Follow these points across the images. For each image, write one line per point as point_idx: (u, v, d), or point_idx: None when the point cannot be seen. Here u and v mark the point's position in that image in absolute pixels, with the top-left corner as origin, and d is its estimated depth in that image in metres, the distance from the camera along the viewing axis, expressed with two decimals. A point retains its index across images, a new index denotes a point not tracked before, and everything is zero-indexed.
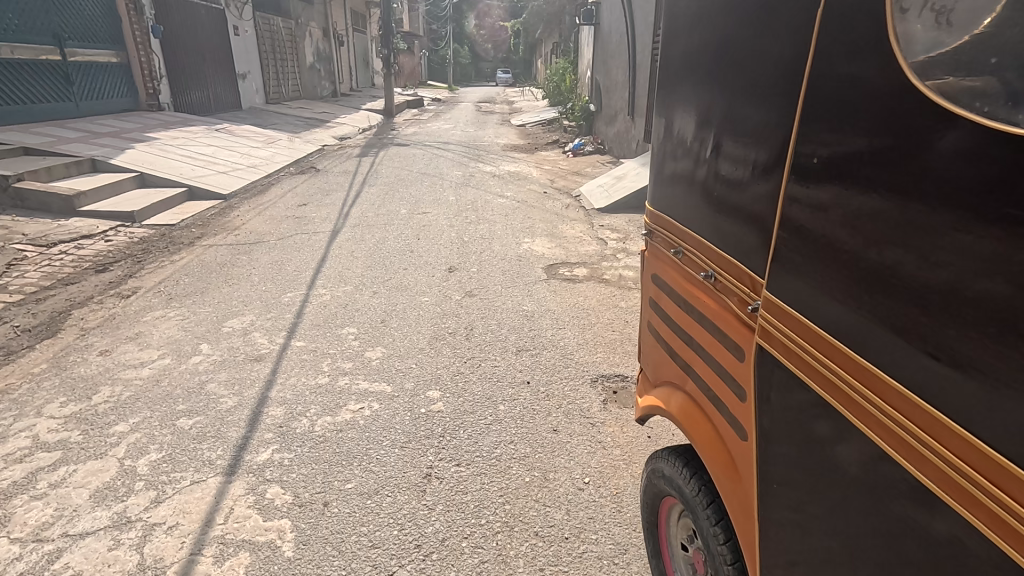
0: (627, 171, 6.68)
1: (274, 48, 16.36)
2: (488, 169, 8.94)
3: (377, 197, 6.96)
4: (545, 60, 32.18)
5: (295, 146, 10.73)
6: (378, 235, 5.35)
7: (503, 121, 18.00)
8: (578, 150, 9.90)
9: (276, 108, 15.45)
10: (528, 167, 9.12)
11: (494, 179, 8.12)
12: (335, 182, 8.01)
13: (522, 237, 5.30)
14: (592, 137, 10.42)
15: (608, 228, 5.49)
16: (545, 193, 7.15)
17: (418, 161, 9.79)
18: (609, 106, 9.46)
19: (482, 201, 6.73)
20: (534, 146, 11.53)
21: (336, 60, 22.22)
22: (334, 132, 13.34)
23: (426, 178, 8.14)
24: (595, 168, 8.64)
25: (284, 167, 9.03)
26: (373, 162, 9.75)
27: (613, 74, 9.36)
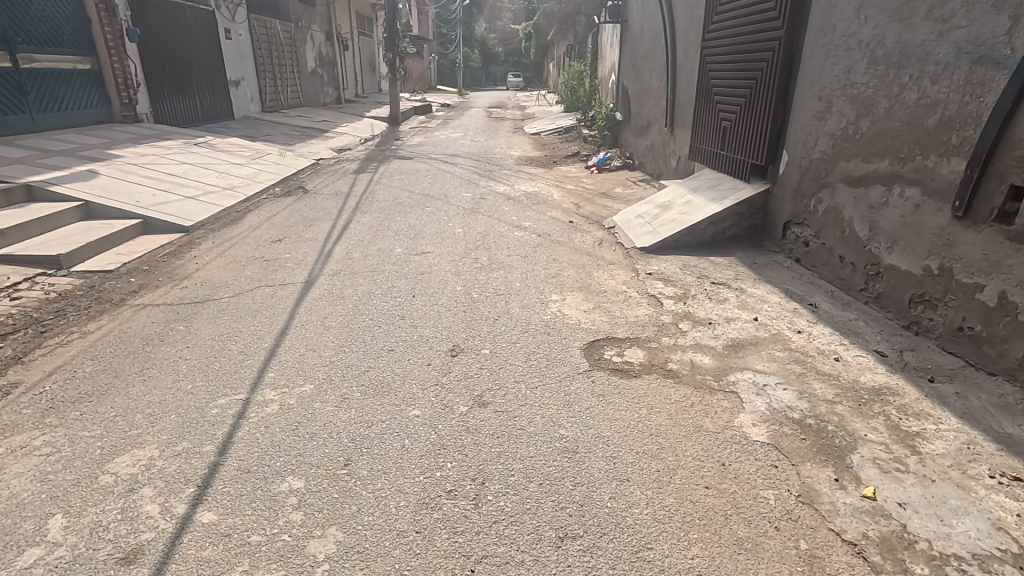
0: (675, 200, 5.38)
1: (272, 53, 15.33)
2: (501, 190, 7.73)
3: (369, 229, 5.78)
4: (556, 64, 31.09)
5: (285, 162, 9.60)
6: (361, 289, 4.16)
7: (516, 129, 16.84)
8: (604, 166, 8.66)
9: (272, 116, 14.38)
10: (548, 187, 7.89)
11: (509, 203, 6.91)
12: (323, 207, 6.85)
13: (547, 291, 4.09)
14: (620, 150, 9.15)
15: (659, 279, 4.25)
16: (571, 223, 5.92)
17: (421, 179, 8.61)
18: (641, 115, 8.21)
19: (495, 235, 5.53)
20: (551, 159, 10.30)
21: (340, 64, 21.16)
22: (332, 144, 12.21)
23: (430, 202, 6.96)
24: (626, 189, 7.39)
25: (267, 188, 7.88)
26: (370, 180, 8.58)
27: (645, 79, 8.11)
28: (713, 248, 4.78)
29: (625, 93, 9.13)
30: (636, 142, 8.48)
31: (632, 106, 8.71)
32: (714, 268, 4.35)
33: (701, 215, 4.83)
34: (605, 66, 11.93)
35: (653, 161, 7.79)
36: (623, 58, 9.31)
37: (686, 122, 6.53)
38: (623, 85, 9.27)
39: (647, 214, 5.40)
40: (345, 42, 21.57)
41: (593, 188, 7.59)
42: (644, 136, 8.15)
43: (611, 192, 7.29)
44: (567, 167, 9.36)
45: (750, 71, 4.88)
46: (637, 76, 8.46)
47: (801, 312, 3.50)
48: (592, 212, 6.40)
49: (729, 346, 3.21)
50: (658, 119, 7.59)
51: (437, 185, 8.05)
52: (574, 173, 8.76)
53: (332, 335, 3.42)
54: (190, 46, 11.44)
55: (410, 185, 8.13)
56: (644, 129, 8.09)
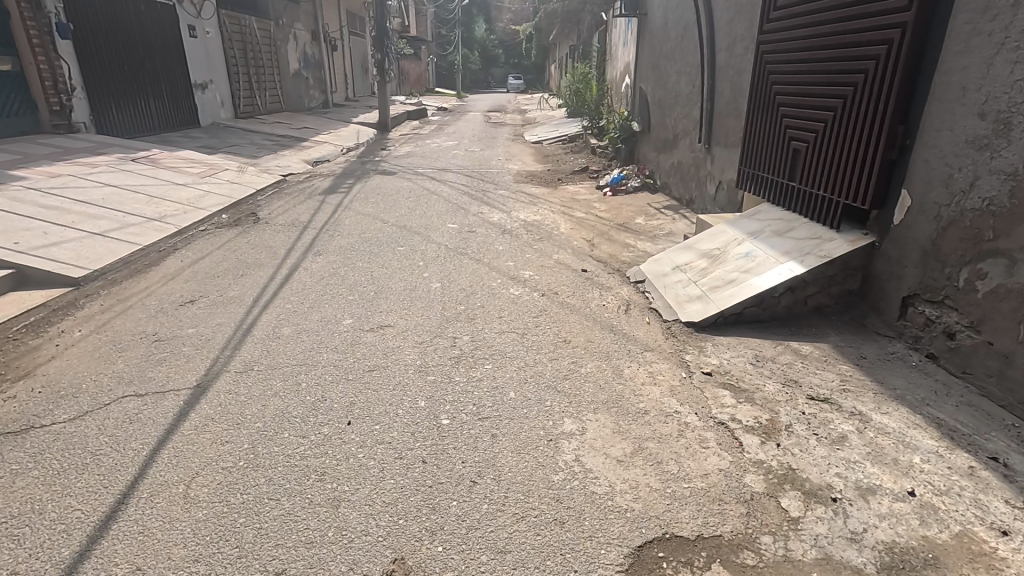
0: (730, 250, 3.95)
1: (247, 53, 13.97)
2: (494, 219, 6.30)
3: (318, 282, 4.37)
4: (559, 65, 29.71)
5: (242, 179, 8.19)
6: (273, 403, 2.75)
7: (517, 136, 15.45)
8: (618, 187, 7.25)
9: (244, 123, 12.98)
10: (552, 215, 6.44)
11: (504, 239, 5.48)
12: (269, 244, 5.44)
13: (555, 411, 2.67)
14: (638, 167, 7.70)
15: (724, 388, 2.82)
16: (584, 274, 4.49)
17: (399, 202, 7.19)
18: (666, 126, 6.79)
19: (484, 294, 4.11)
20: (555, 175, 8.85)
21: (327, 65, 19.73)
22: (307, 156, 10.81)
23: (404, 238, 5.53)
24: (649, 219, 5.95)
25: (211, 215, 6.48)
26: (339, 203, 7.19)
27: (671, 82, 6.68)
28: (792, 328, 3.34)
29: (645, 99, 7.66)
30: (661, 158, 7.02)
31: (654, 115, 7.25)
32: (805, 368, 2.93)
33: (776, 277, 3.40)
34: (616, 69, 10.50)
35: (681, 184, 6.34)
36: (641, 58, 7.85)
37: (732, 138, 5.08)
38: (642, 90, 7.81)
39: (691, 269, 3.97)
40: (333, 41, 20.14)
41: (608, 217, 6.16)
42: (670, 151, 6.70)
43: (630, 224, 5.85)
44: (573, 186, 7.92)
45: (841, 74, 3.45)
46: (661, 80, 7.00)
47: (988, 483, 2.08)
48: (610, 255, 4.96)
49: (887, 567, 1.79)
50: (689, 133, 6.14)
51: (417, 211, 6.64)
52: (583, 196, 7.32)
53: (188, 526, 1.99)
54: (143, 45, 10.07)
55: (384, 210, 6.72)
56: (671, 144, 6.63)
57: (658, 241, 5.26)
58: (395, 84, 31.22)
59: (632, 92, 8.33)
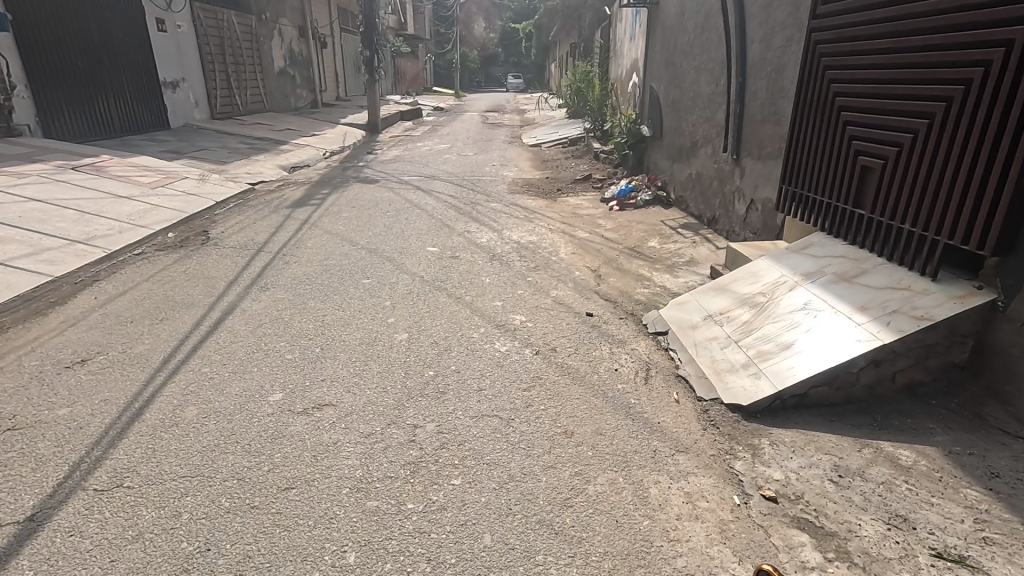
0: (778, 299, 3.05)
1: (224, 49, 13.05)
2: (483, 240, 5.40)
3: (253, 332, 3.46)
4: (559, 64, 28.70)
5: (202, 189, 7.28)
6: (128, 557, 1.84)
7: (514, 138, 14.53)
8: (626, 201, 6.34)
9: (220, 125, 12.05)
10: (550, 235, 5.53)
11: (492, 269, 4.57)
12: (211, 274, 4.53)
13: (548, 573, 1.77)
14: (649, 177, 6.77)
15: (799, 529, 1.91)
16: (589, 320, 3.58)
17: (376, 217, 6.28)
18: (682, 131, 5.88)
19: (461, 351, 3.21)
20: (555, 185, 7.93)
21: (316, 63, 18.79)
22: (284, 162, 9.91)
23: (373, 266, 4.63)
24: (664, 242, 5.04)
25: (154, 233, 5.57)
26: (307, 218, 6.28)
27: (688, 80, 5.77)
28: (878, 416, 2.43)
29: (657, 100, 6.72)
30: (677, 167, 6.09)
31: (668, 118, 6.33)
32: (911, 492, 2.02)
33: (853, 343, 2.49)
34: (622, 66, 9.57)
35: (703, 199, 5.42)
36: (652, 53, 6.93)
37: (771, 148, 4.15)
38: (653, 90, 6.87)
39: (730, 323, 3.07)
40: (322, 38, 19.19)
41: (616, 239, 5.26)
42: (688, 161, 5.77)
43: (642, 248, 4.94)
44: (575, 199, 7.01)
45: (927, 83, 2.63)
46: (676, 78, 6.07)
47: None
48: (620, 291, 4.04)
49: None
50: (712, 140, 5.22)
51: (395, 229, 5.74)
52: (585, 210, 6.41)
53: None
54: (102, 39, 9.16)
55: (356, 227, 5.81)
56: (690, 152, 5.70)
57: (678, 272, 4.35)
58: (390, 84, 30.27)
59: (641, 92, 7.40)
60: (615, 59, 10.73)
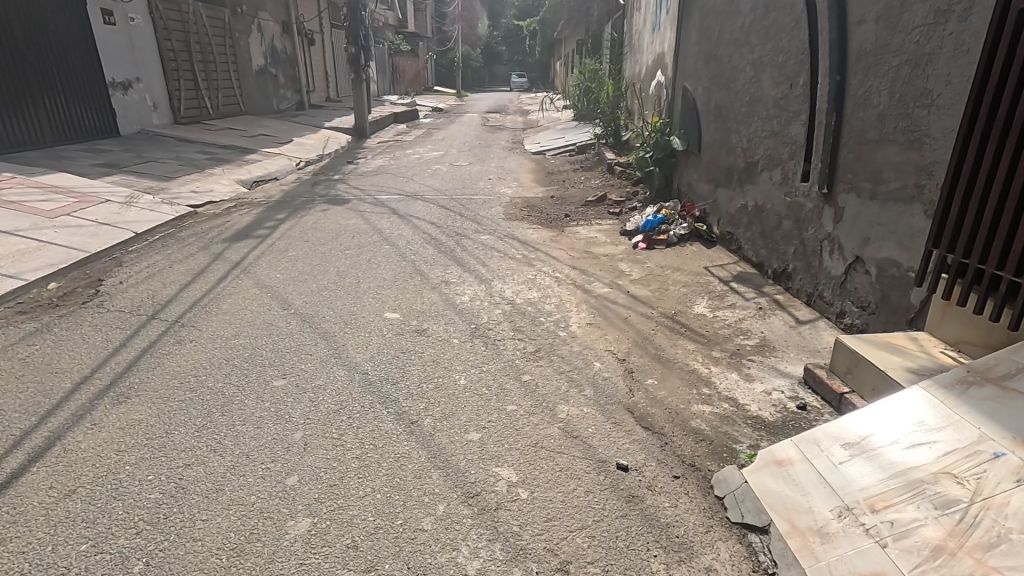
0: (989, 498, 1.59)
1: (190, 45, 11.66)
2: (464, 298, 3.95)
3: (49, 511, 2.03)
4: (565, 61, 27.24)
5: (125, 215, 5.89)
6: None
7: (516, 144, 13.09)
8: (656, 238, 4.91)
9: (182, 131, 10.65)
10: (555, 289, 4.09)
11: (471, 356, 3.12)
12: (60, 362, 3.11)
13: None
14: (682, 204, 5.32)
15: None
16: (622, 483, 2.15)
17: (330, 257, 4.86)
18: (732, 147, 4.44)
19: (395, 572, 1.78)
20: (561, 208, 6.48)
21: (301, 61, 17.35)
22: (245, 176, 8.51)
23: (299, 351, 3.19)
24: (716, 309, 3.59)
25: (25, 285, 4.17)
26: (241, 259, 4.86)
27: (741, 79, 4.32)
28: None
29: (693, 105, 5.25)
30: (724, 194, 4.63)
31: (710, 130, 4.89)
32: None
33: None
34: (641, 63, 8.10)
35: (766, 242, 3.97)
36: (685, 47, 5.45)
37: (897, 184, 2.70)
38: (686, 92, 5.41)
39: (899, 545, 1.58)
40: (308, 33, 17.72)
41: (647, 300, 3.81)
42: (741, 188, 4.32)
43: (687, 318, 3.49)
44: (587, 229, 5.56)
45: None
46: (724, 77, 4.60)
47: None
48: (666, 410, 2.60)
49: None
50: (781, 163, 3.76)
51: (348, 279, 4.30)
52: (602, 249, 4.95)
53: None
54: (26, 32, 7.78)
55: (299, 276, 4.40)
56: (746, 177, 4.24)
57: (749, 369, 2.90)
58: (387, 83, 28.86)
59: (670, 94, 5.92)
60: (630, 55, 9.24)
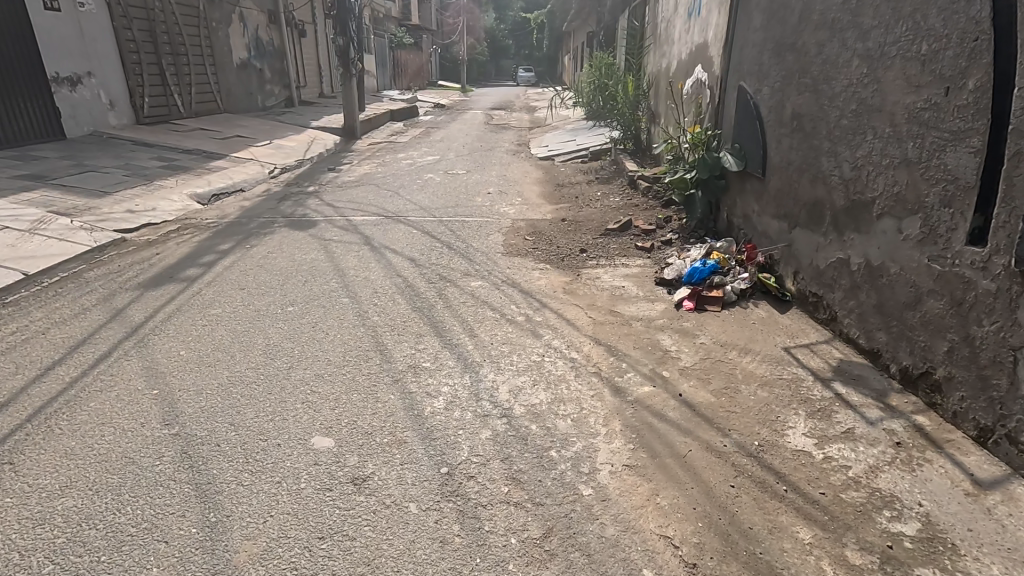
0: None
1: (156, 36, 10.41)
2: (437, 405, 2.67)
3: None
4: (575, 55, 25.85)
5: (22, 249, 4.65)
6: None
7: (522, 147, 11.77)
8: (708, 293, 3.60)
9: (142, 133, 9.42)
10: (570, 388, 2.80)
11: (433, 551, 1.85)
12: None
13: None
14: (740, 246, 4.02)
15: None
16: None
17: (264, 320, 3.60)
18: (826, 175, 3.12)
19: None
20: (575, 238, 5.18)
21: (290, 54, 16.04)
22: (201, 189, 7.26)
23: (149, 532, 1.93)
24: (828, 444, 2.29)
25: None
26: (143, 320, 3.61)
27: (840, 79, 3.00)
28: None
29: (754, 112, 3.93)
30: (806, 239, 3.33)
31: (784, 147, 3.57)
32: None
33: None
34: (671, 56, 6.76)
35: (885, 324, 2.67)
36: (743, 35, 4.13)
37: None
38: (744, 94, 4.08)
39: None
40: (297, 24, 16.40)
41: (711, 418, 2.52)
42: (838, 236, 3.02)
43: (784, 463, 2.20)
44: (610, 274, 4.27)
45: None
46: (809, 76, 3.28)
47: None
48: None
49: None
50: (923, 209, 2.45)
51: (276, 365, 3.03)
52: (633, 309, 3.65)
53: None
54: None
55: (210, 356, 3.13)
56: (849, 221, 2.93)
57: None
58: (387, 77, 27.53)
59: (718, 97, 4.60)
60: (655, 49, 7.87)
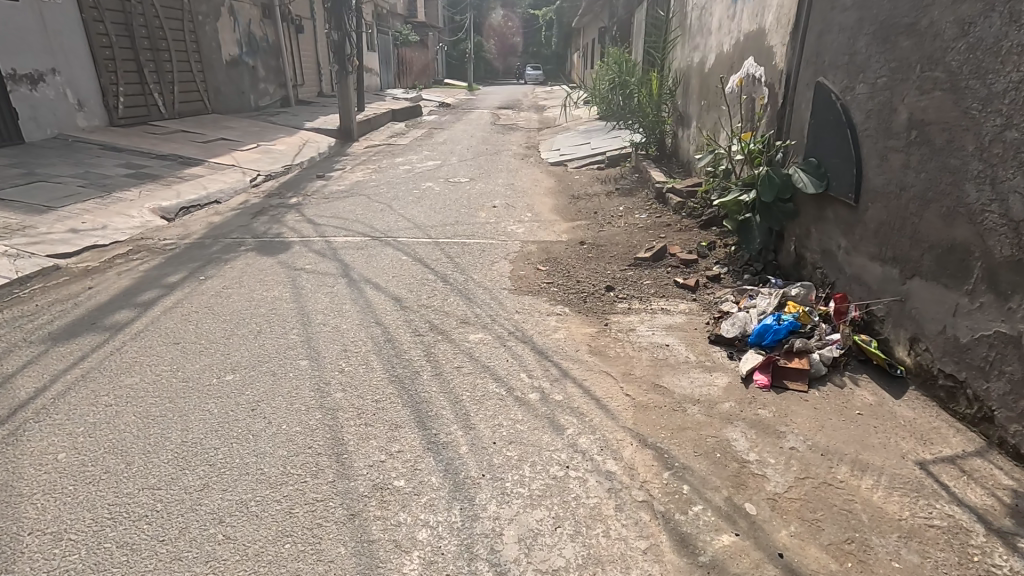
0: None
1: (133, 29, 9.56)
2: (408, 571, 1.75)
3: None
4: (586, 53, 24.90)
5: None
6: None
7: (532, 150, 10.84)
8: (786, 364, 2.67)
9: (114, 135, 8.56)
10: (612, 537, 1.87)
11: None
12: None
13: None
14: (824, 295, 3.07)
15: None
16: None
17: (189, 396, 2.69)
18: (974, 209, 2.19)
19: None
20: (598, 270, 4.24)
21: (286, 50, 15.19)
22: (167, 201, 6.38)
23: None
24: None
25: None
26: (29, 396, 2.70)
27: (1002, 71, 2.07)
28: None
29: (842, 117, 2.98)
30: (934, 296, 2.39)
31: (892, 165, 2.63)
32: None
33: None
34: (707, 48, 5.80)
35: None
36: (825, 17, 3.16)
37: None
38: (825, 91, 3.14)
39: None
40: (294, 20, 15.55)
41: None
42: (997, 301, 2.09)
43: None
44: (648, 325, 3.33)
45: None
46: (943, 68, 2.32)
47: None
48: None
49: None
50: None
51: (183, 484, 2.12)
52: (686, 385, 2.71)
53: None
54: None
55: (96, 463, 2.23)
56: (1020, 281, 2.00)
57: None
58: (392, 75, 26.67)
59: (783, 97, 3.64)
60: (685, 41, 6.90)
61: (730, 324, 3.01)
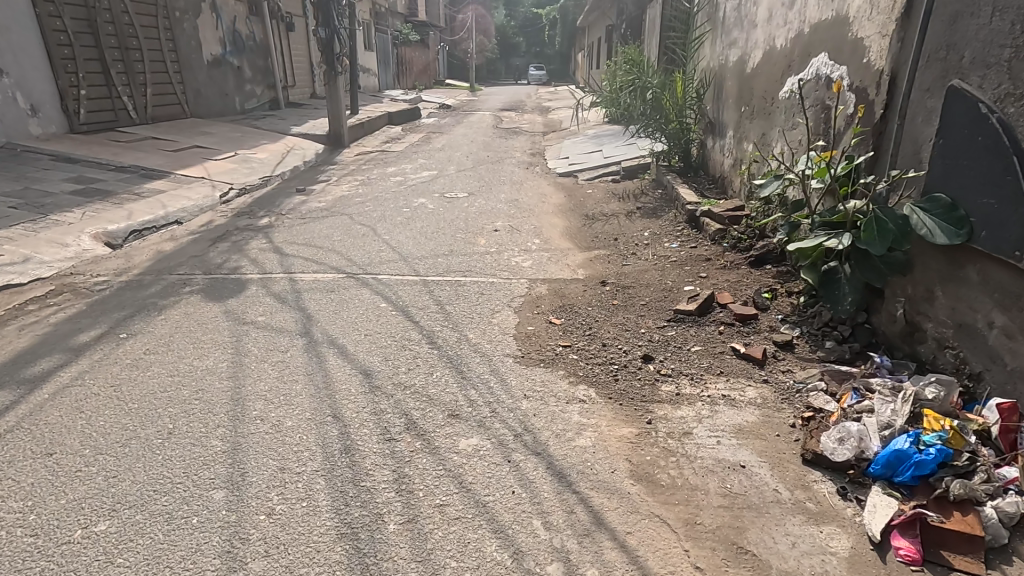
0: None
1: (97, 25, 8.68)
2: None
3: None
4: (592, 52, 23.94)
5: None
6: None
7: (538, 158, 9.91)
8: (942, 521, 1.74)
9: (72, 144, 7.68)
10: None
11: None
12: None
13: None
14: (974, 400, 2.16)
15: None
16: None
17: (28, 570, 1.77)
18: None
19: None
20: (629, 327, 3.31)
21: (275, 49, 14.28)
22: (114, 223, 5.47)
23: None
24: None
25: None
26: None
27: None
28: None
29: (999, 138, 2.06)
30: None
31: None
32: None
33: None
34: (750, 44, 4.87)
35: None
36: None
37: None
38: (964, 99, 2.20)
39: None
40: (283, 17, 14.63)
41: None
42: None
43: None
44: (708, 425, 2.40)
45: None
46: None
47: None
48: None
49: None
50: None
51: None
52: (787, 551, 1.78)
53: None
54: None
55: None
56: None
57: None
58: (391, 75, 25.75)
59: (885, 107, 2.70)
60: (717, 37, 5.95)
61: (836, 440, 2.07)
